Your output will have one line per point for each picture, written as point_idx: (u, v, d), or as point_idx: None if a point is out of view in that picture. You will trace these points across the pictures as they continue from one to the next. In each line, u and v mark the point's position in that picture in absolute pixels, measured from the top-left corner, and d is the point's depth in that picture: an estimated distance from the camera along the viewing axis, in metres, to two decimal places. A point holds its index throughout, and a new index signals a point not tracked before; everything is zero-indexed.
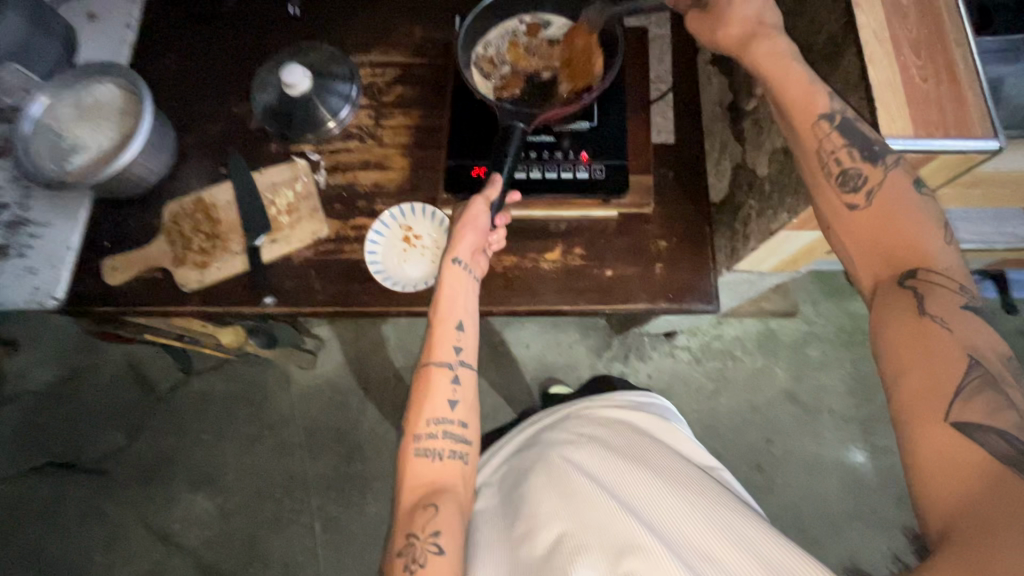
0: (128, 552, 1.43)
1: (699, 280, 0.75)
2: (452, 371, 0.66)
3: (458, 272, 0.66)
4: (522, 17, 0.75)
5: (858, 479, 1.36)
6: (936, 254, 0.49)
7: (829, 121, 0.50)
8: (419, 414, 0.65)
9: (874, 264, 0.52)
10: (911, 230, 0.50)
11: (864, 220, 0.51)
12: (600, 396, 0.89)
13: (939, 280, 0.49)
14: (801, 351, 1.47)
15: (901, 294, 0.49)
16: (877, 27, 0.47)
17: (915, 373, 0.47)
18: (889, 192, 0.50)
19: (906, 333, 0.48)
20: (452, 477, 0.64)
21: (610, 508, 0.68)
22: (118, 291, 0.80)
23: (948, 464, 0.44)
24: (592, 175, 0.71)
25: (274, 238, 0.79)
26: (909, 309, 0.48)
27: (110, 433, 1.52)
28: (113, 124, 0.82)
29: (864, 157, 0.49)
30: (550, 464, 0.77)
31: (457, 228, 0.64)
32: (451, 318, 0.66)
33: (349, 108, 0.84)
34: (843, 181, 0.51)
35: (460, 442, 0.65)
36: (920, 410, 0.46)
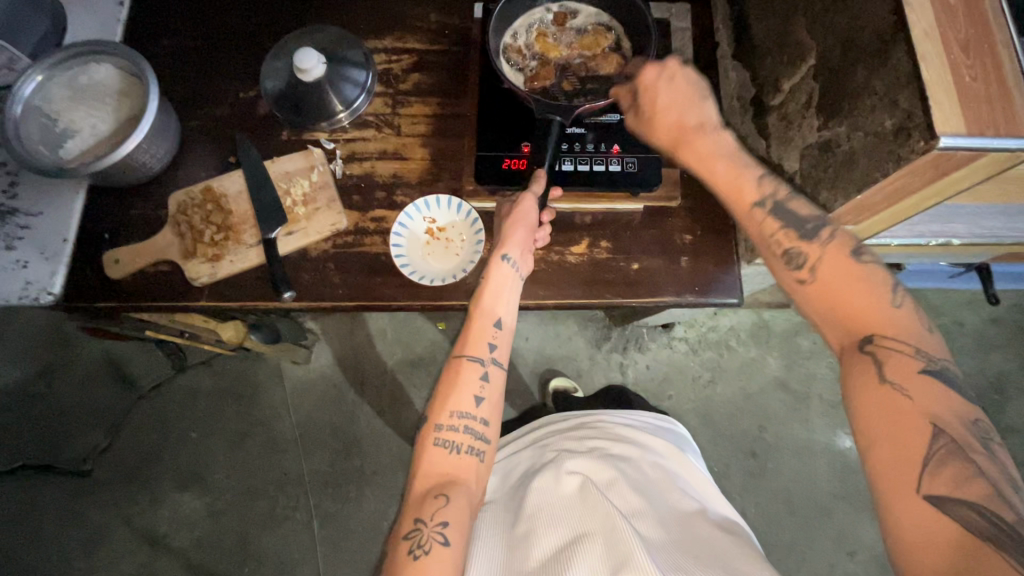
0: (112, 556, 1.37)
1: (723, 273, 0.76)
2: (483, 368, 0.64)
3: (507, 270, 0.65)
4: (549, 7, 0.73)
5: (846, 463, 1.41)
6: (890, 321, 0.51)
7: (762, 208, 0.60)
8: (443, 404, 0.63)
9: (837, 332, 0.54)
10: (862, 298, 0.53)
11: (817, 290, 0.55)
12: (622, 421, 0.90)
13: (894, 345, 0.50)
14: (792, 341, 1.51)
15: (860, 359, 0.50)
16: (927, 24, 0.48)
17: (882, 441, 0.47)
18: (828, 267, 0.55)
19: (874, 403, 0.49)
20: (467, 473, 0.60)
21: (615, 524, 0.67)
22: (120, 285, 0.76)
23: (926, 540, 0.43)
24: (625, 169, 0.71)
25: (290, 230, 0.76)
26: (867, 375, 0.49)
27: (90, 432, 1.44)
28: (111, 107, 0.77)
29: (801, 237, 0.58)
30: (563, 475, 0.77)
31: (509, 225, 0.65)
32: (491, 313, 0.65)
33: (364, 96, 0.81)
34: (788, 261, 0.58)
35: (481, 440, 0.62)
36: (889, 480, 0.46)
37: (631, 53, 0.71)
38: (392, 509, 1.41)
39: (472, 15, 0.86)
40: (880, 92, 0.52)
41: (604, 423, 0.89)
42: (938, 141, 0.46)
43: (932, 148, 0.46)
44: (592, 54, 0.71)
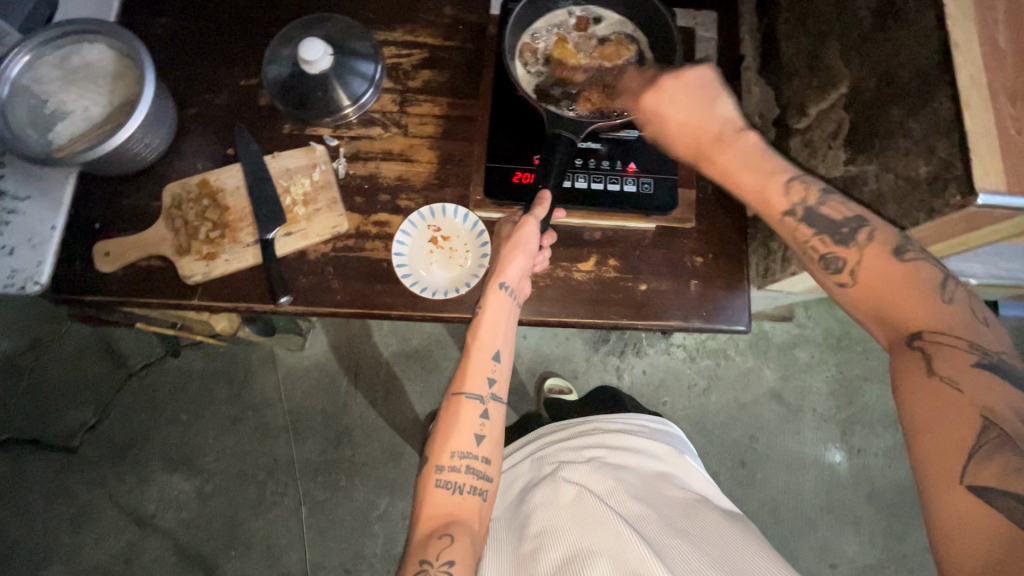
0: (99, 533, 1.37)
1: (732, 300, 0.74)
2: (483, 405, 0.63)
3: (504, 297, 0.63)
4: (571, 10, 0.70)
5: (833, 477, 1.42)
6: (940, 312, 0.48)
7: (793, 215, 0.56)
8: (444, 443, 0.62)
9: (882, 330, 0.51)
10: (908, 296, 0.49)
11: (861, 291, 0.52)
12: (615, 421, 0.89)
13: (944, 338, 0.47)
14: (790, 353, 1.50)
15: (909, 355, 0.48)
16: (974, 69, 0.45)
17: (930, 440, 0.45)
18: (871, 265, 0.51)
19: (922, 399, 0.46)
20: (468, 512, 0.60)
21: (623, 535, 0.69)
22: (111, 279, 0.73)
23: (972, 533, 0.41)
24: (640, 189, 0.69)
25: (289, 231, 0.74)
26: (917, 371, 0.47)
27: (79, 409, 1.43)
28: (104, 90, 0.73)
29: (839, 242, 0.54)
30: (563, 489, 0.77)
31: (508, 252, 0.62)
32: (489, 346, 0.64)
33: (372, 91, 0.77)
34: (826, 263, 0.54)
35: (482, 478, 0.61)
36: (941, 476, 0.43)
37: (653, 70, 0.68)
38: (381, 500, 1.41)
39: (489, 11, 0.82)
40: (915, 137, 0.50)
41: (598, 427, 0.87)
42: (976, 197, 0.44)
43: (970, 203, 0.44)
44: (610, 68, 0.68)
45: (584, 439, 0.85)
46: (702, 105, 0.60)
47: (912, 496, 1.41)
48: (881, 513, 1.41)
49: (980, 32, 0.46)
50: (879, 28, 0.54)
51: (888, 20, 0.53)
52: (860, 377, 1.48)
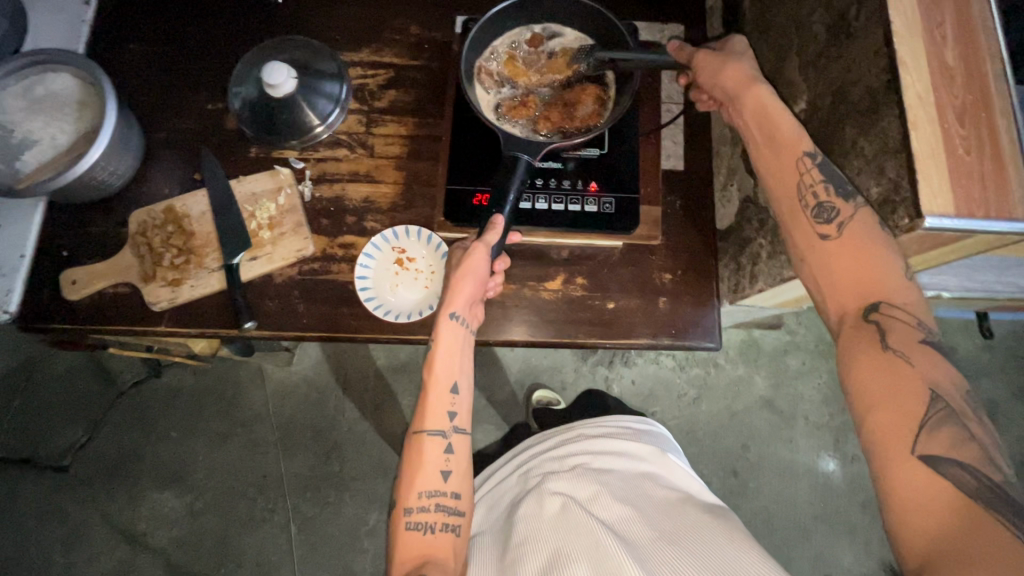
0: (91, 552, 1.38)
1: (702, 316, 0.73)
2: (446, 439, 0.62)
3: (455, 327, 0.62)
4: (531, 28, 0.69)
5: (827, 485, 1.40)
6: (900, 287, 0.50)
7: (812, 157, 0.54)
8: (409, 485, 0.61)
9: (840, 299, 0.52)
10: (879, 267, 0.50)
11: (836, 250, 0.52)
12: (600, 425, 0.87)
13: (899, 312, 0.50)
14: (782, 360, 1.49)
15: (866, 329, 0.50)
16: (921, 87, 0.44)
17: (883, 410, 0.48)
18: (859, 226, 0.50)
19: (876, 369, 0.49)
20: (442, 550, 0.60)
21: (604, 543, 0.68)
22: (78, 306, 0.73)
23: (921, 494, 0.44)
24: (601, 209, 0.68)
25: (254, 255, 0.73)
26: (873, 345, 0.49)
27: (70, 428, 1.44)
28: (69, 119, 0.74)
29: (839, 194, 0.52)
30: (546, 500, 0.76)
31: (456, 279, 0.60)
32: (447, 378, 0.62)
33: (338, 112, 0.77)
34: (817, 213, 0.53)
35: (453, 514, 0.61)
36: (891, 444, 0.46)
37: (614, 86, 0.67)
38: (371, 515, 1.40)
39: (454, 29, 0.81)
40: (868, 156, 0.50)
41: (581, 433, 0.86)
42: (922, 221, 0.43)
43: (917, 226, 0.43)
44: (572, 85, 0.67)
45: (568, 446, 0.84)
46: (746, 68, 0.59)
47: None
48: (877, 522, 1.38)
49: (928, 50, 0.45)
50: (833, 43, 0.54)
51: (841, 36, 0.52)
52: None
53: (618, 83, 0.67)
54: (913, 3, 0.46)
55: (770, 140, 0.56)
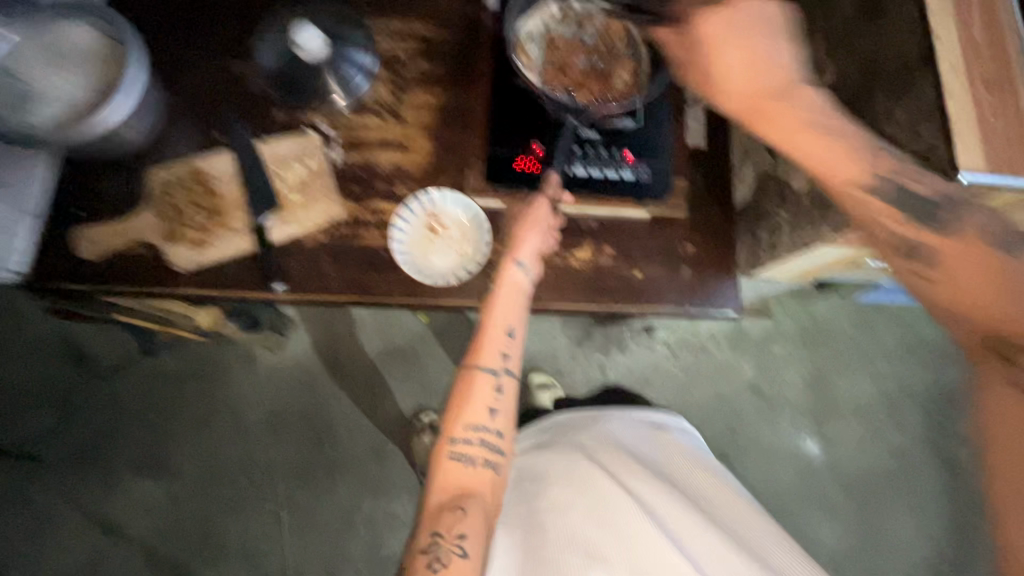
0: (64, 545, 1.30)
1: (723, 286, 0.76)
2: (497, 378, 0.63)
3: (518, 275, 0.64)
4: (563, 1, 0.71)
5: (809, 467, 1.47)
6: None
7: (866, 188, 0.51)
8: (457, 415, 0.62)
9: (963, 323, 0.47)
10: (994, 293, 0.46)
11: (946, 282, 0.48)
12: (631, 413, 0.90)
13: None
14: (767, 347, 1.55)
15: (992, 359, 0.45)
16: (953, 59, 0.49)
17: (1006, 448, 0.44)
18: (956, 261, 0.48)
19: (1011, 408, 0.44)
20: (482, 486, 0.60)
21: (641, 520, 0.71)
22: (93, 266, 0.70)
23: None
24: (638, 177, 0.70)
25: (283, 217, 0.72)
26: (999, 375, 0.45)
27: (42, 414, 1.36)
28: (87, 72, 0.71)
29: (928, 224, 0.49)
30: (579, 469, 0.77)
31: (523, 228, 0.65)
32: (504, 322, 0.64)
33: (366, 79, 0.77)
34: (903, 250, 0.50)
35: (495, 453, 0.62)
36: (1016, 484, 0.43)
37: (647, 63, 0.69)
38: (366, 501, 1.38)
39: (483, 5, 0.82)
40: (901, 123, 0.54)
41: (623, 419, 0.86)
42: (959, 176, 0.49)
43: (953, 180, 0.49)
44: (604, 57, 0.70)
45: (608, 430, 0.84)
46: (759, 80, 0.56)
47: (884, 484, 1.47)
48: (855, 501, 1.46)
49: (958, 26, 0.50)
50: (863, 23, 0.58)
51: (870, 15, 0.57)
52: (832, 369, 1.54)
53: (650, 56, 0.70)
54: None
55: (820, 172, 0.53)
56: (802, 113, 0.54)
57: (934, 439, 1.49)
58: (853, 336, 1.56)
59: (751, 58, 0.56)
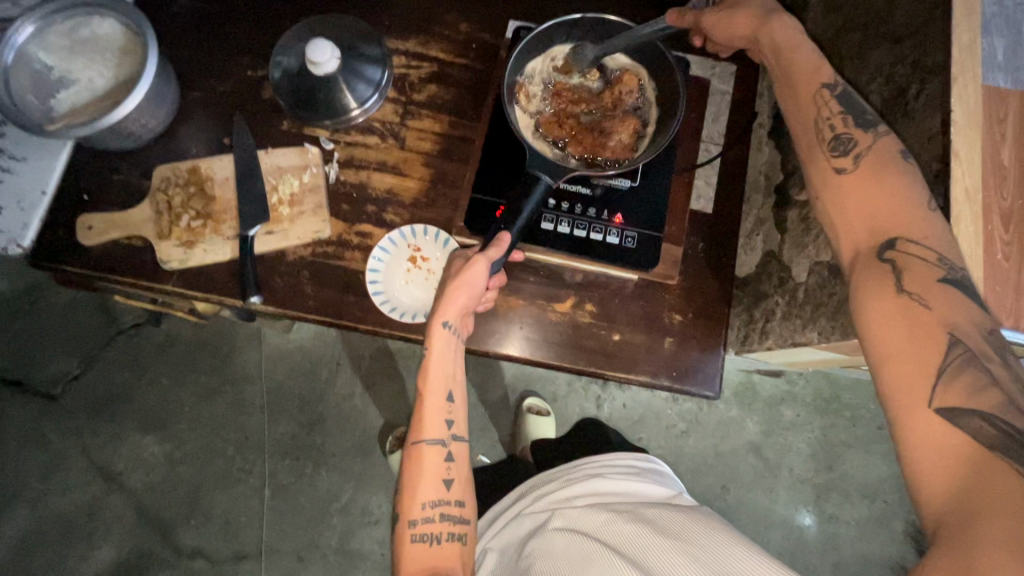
0: (67, 483, 1.39)
1: (705, 362, 0.72)
2: (445, 449, 0.63)
3: (447, 335, 0.62)
4: (579, 45, 0.68)
5: (800, 540, 1.40)
6: (921, 223, 0.45)
7: (830, 89, 0.54)
8: (412, 498, 0.61)
9: (856, 238, 0.48)
10: (898, 195, 0.47)
11: (853, 183, 0.49)
12: (605, 465, 0.86)
13: (919, 252, 0.44)
14: (776, 408, 1.47)
15: (878, 269, 0.45)
16: (970, 181, 0.44)
17: (899, 355, 0.43)
18: (878, 157, 0.49)
19: (891, 315, 0.44)
20: (450, 561, 0.60)
21: (618, 568, 0.66)
22: (89, 251, 0.73)
23: (938, 451, 0.40)
24: (622, 242, 0.68)
25: (270, 229, 0.73)
26: (887, 287, 0.44)
27: (65, 358, 1.45)
28: (110, 64, 0.74)
29: (856, 125, 0.51)
30: (556, 537, 0.73)
31: (450, 292, 0.59)
32: (441, 389, 0.63)
33: (376, 98, 0.77)
34: (834, 144, 0.51)
35: (458, 523, 0.62)
36: (903, 394, 0.42)
37: (652, 126, 0.66)
38: (345, 492, 1.41)
39: (503, 34, 0.80)
40: None
41: (587, 472, 0.85)
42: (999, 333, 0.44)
43: None
44: (608, 113, 0.67)
45: (572, 487, 0.82)
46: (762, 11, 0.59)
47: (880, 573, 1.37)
48: None
49: (985, 142, 0.45)
50: (888, 119, 0.53)
51: (896, 113, 0.52)
52: (844, 443, 1.45)
53: (657, 122, 0.66)
54: (979, 94, 0.45)
55: (788, 77, 0.56)
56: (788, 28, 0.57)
57: None
58: (874, 411, 1.46)
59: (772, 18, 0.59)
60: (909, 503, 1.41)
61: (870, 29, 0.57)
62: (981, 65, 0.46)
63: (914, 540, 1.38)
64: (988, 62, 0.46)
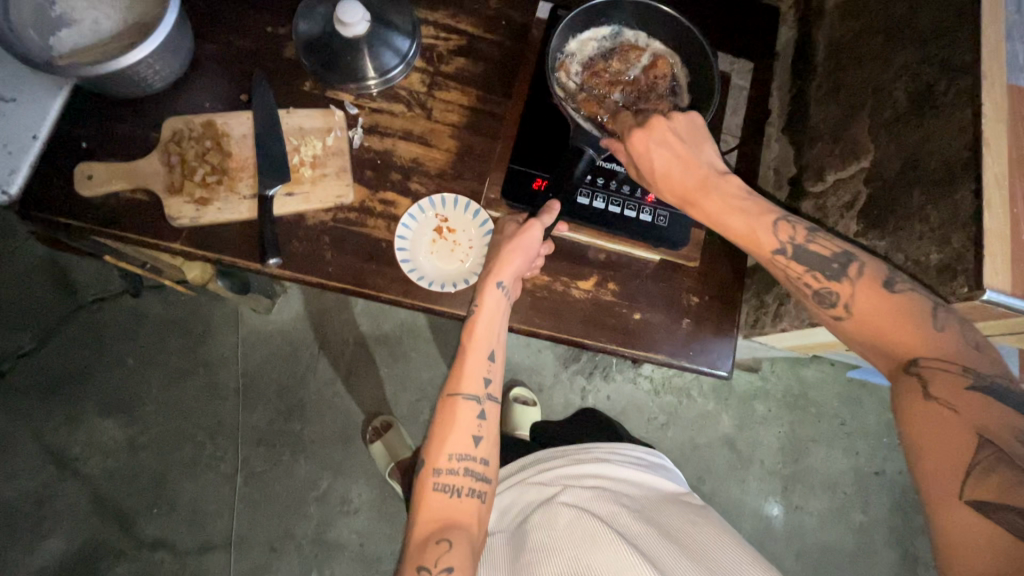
0: (13, 468, 1.28)
1: (719, 343, 0.75)
2: (479, 406, 0.63)
3: (499, 296, 0.64)
4: (619, 29, 0.70)
5: (768, 529, 1.46)
6: (932, 341, 0.50)
7: (785, 253, 0.59)
8: (440, 447, 0.61)
9: (886, 359, 0.53)
10: (910, 321, 0.51)
11: (860, 328, 0.55)
12: (614, 452, 0.86)
13: (938, 364, 0.49)
14: (750, 403, 1.54)
15: (906, 383, 0.49)
16: (998, 169, 0.49)
17: (936, 454, 0.46)
18: (868, 298, 0.54)
19: (924, 421, 0.48)
20: (467, 516, 0.60)
21: (622, 553, 0.65)
22: (89, 203, 0.68)
23: (975, 545, 0.42)
24: (654, 220, 0.70)
25: (291, 191, 0.71)
26: (915, 397, 0.48)
27: (15, 333, 1.33)
28: (119, 6, 0.69)
29: (829, 278, 0.57)
30: (560, 511, 0.73)
31: (507, 251, 0.62)
32: (486, 345, 0.64)
33: (401, 68, 0.75)
34: (820, 298, 0.57)
35: (481, 481, 0.61)
36: (937, 491, 0.45)
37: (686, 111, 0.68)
38: (323, 481, 1.36)
39: (534, 13, 0.81)
40: (932, 224, 0.55)
41: (600, 456, 0.84)
42: (983, 291, 0.49)
43: (976, 296, 0.49)
44: (644, 96, 0.68)
45: (582, 466, 0.82)
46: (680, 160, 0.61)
47: (839, 560, 1.46)
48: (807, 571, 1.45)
49: (1010, 135, 0.50)
50: (914, 112, 0.58)
51: (923, 107, 0.56)
52: (810, 438, 1.53)
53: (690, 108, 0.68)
54: (1004, 91, 0.50)
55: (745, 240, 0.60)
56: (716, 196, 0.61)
57: (898, 526, 1.48)
58: (837, 409, 1.55)
59: (679, 157, 0.61)
60: (866, 495, 1.50)
61: (893, 33, 0.62)
62: (1006, 65, 0.51)
63: (868, 529, 1.48)
64: (1011, 64, 0.51)
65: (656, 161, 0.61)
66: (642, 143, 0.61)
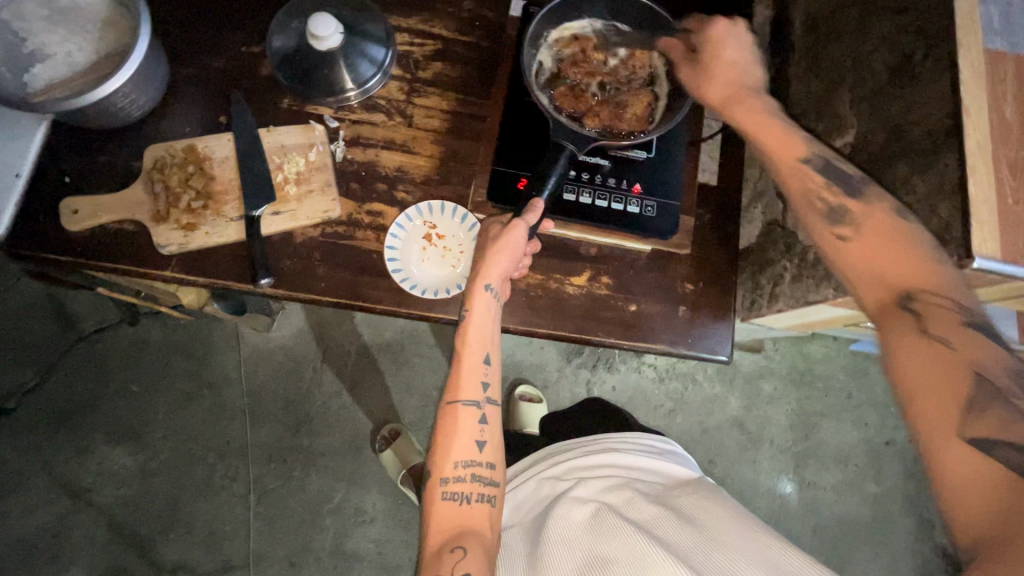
0: (28, 504, 1.29)
1: (717, 327, 0.74)
2: (479, 411, 0.63)
3: (489, 299, 0.64)
4: (592, 23, 0.70)
5: (783, 507, 1.47)
6: (931, 274, 0.48)
7: (809, 163, 0.57)
8: (445, 455, 0.62)
9: (874, 291, 0.51)
10: (910, 254, 0.50)
11: (857, 250, 0.53)
12: (621, 439, 0.86)
13: (933, 296, 0.47)
14: (756, 383, 1.54)
15: (902, 317, 0.47)
16: (981, 137, 0.48)
17: (926, 393, 0.45)
18: (878, 222, 0.52)
19: (916, 358, 0.46)
20: (479, 521, 0.60)
21: (637, 541, 0.65)
22: (77, 238, 0.68)
23: (967, 480, 0.41)
24: (642, 211, 0.70)
25: (277, 210, 0.71)
26: (911, 331, 0.46)
27: (20, 369, 1.34)
28: (91, 38, 0.69)
29: (846, 195, 0.55)
30: (573, 506, 0.73)
31: (492, 252, 0.62)
32: (480, 350, 0.64)
33: (379, 77, 0.74)
34: (829, 215, 0.55)
35: (489, 485, 0.62)
36: (928, 429, 0.44)
37: (665, 99, 0.68)
38: (336, 493, 1.36)
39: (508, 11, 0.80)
40: (919, 195, 0.54)
41: (607, 445, 0.84)
42: (972, 260, 0.48)
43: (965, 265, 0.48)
44: (624, 87, 0.68)
45: (591, 458, 0.82)
46: (735, 78, 0.63)
47: (856, 532, 1.46)
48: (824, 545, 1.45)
49: (989, 102, 0.49)
50: (895, 84, 0.57)
51: (903, 78, 0.56)
52: (818, 413, 1.53)
53: (669, 96, 0.68)
54: (981, 58, 0.50)
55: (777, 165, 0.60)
56: (762, 102, 0.61)
57: (912, 493, 1.48)
58: (843, 383, 1.55)
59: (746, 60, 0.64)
60: (879, 466, 1.50)
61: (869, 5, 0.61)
62: (981, 31, 0.50)
63: (884, 500, 1.48)
64: (986, 29, 0.50)
65: (728, 52, 0.64)
66: (723, 31, 0.65)
